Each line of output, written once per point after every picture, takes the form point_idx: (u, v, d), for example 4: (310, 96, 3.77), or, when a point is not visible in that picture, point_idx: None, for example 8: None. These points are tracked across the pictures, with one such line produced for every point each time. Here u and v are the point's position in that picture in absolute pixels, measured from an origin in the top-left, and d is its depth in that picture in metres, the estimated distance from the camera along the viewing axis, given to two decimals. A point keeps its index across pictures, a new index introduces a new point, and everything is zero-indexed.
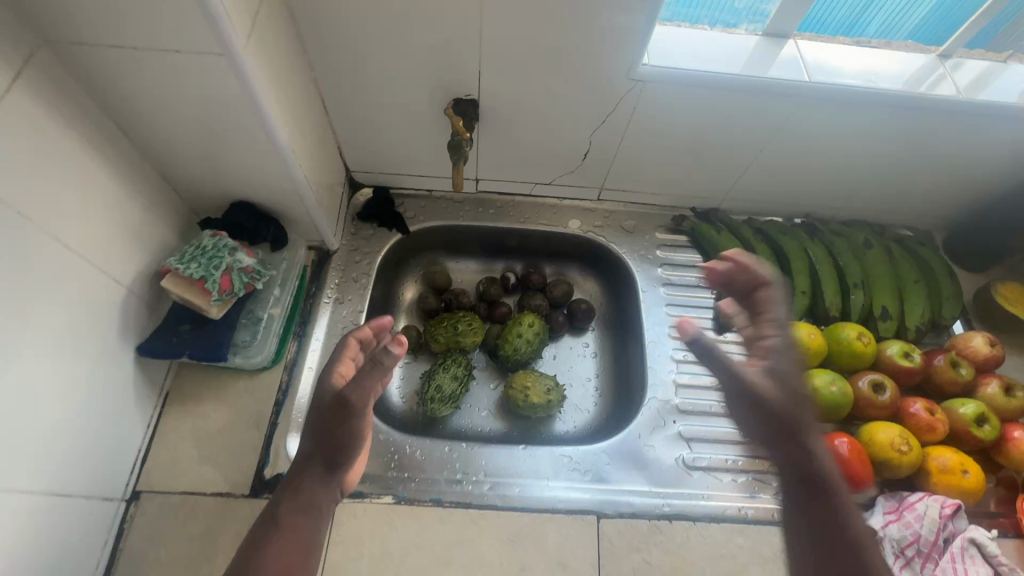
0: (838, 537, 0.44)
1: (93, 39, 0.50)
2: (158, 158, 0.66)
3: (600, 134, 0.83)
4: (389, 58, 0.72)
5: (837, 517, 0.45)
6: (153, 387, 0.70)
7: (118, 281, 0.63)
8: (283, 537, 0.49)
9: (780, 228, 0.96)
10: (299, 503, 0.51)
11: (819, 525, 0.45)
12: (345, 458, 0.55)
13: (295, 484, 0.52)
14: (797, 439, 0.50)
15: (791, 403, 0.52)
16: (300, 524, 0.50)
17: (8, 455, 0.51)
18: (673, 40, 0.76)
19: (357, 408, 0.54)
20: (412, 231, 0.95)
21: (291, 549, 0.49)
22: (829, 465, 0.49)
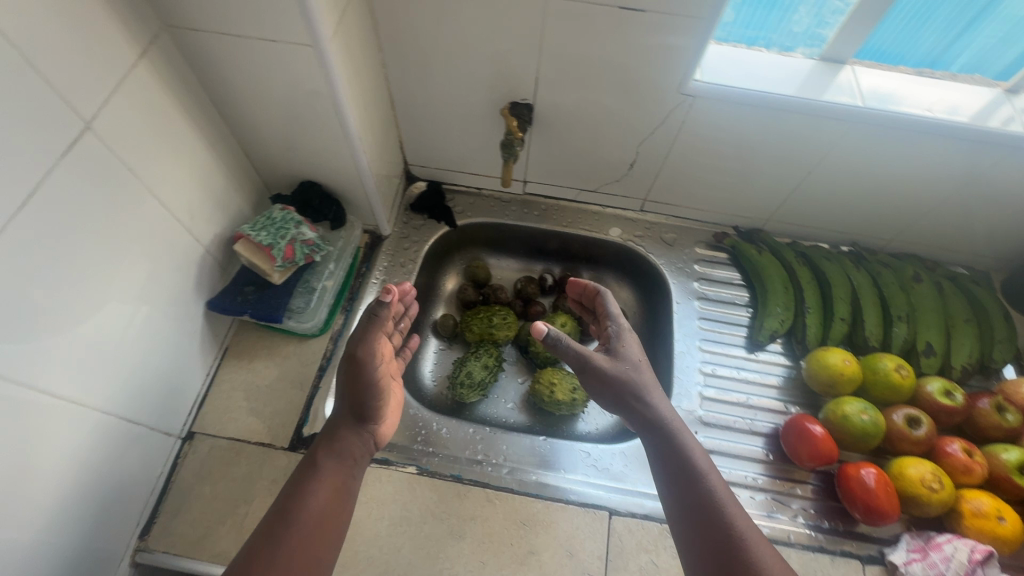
0: (685, 469, 0.57)
1: (205, 25, 0.58)
2: (243, 136, 0.74)
3: (648, 146, 0.86)
4: (455, 60, 0.78)
5: (679, 454, 0.58)
6: (215, 341, 0.77)
7: (198, 241, 0.70)
8: (323, 480, 0.59)
9: (823, 254, 0.95)
10: (335, 452, 0.61)
11: (669, 466, 0.58)
12: (368, 409, 0.63)
13: (331, 436, 0.62)
14: (638, 399, 0.60)
15: (628, 368, 0.62)
16: (336, 469, 0.60)
17: (94, 380, 0.58)
18: (728, 59, 0.78)
19: (368, 363, 0.61)
20: (459, 225, 1.01)
21: (329, 490, 0.58)
22: (665, 410, 0.60)
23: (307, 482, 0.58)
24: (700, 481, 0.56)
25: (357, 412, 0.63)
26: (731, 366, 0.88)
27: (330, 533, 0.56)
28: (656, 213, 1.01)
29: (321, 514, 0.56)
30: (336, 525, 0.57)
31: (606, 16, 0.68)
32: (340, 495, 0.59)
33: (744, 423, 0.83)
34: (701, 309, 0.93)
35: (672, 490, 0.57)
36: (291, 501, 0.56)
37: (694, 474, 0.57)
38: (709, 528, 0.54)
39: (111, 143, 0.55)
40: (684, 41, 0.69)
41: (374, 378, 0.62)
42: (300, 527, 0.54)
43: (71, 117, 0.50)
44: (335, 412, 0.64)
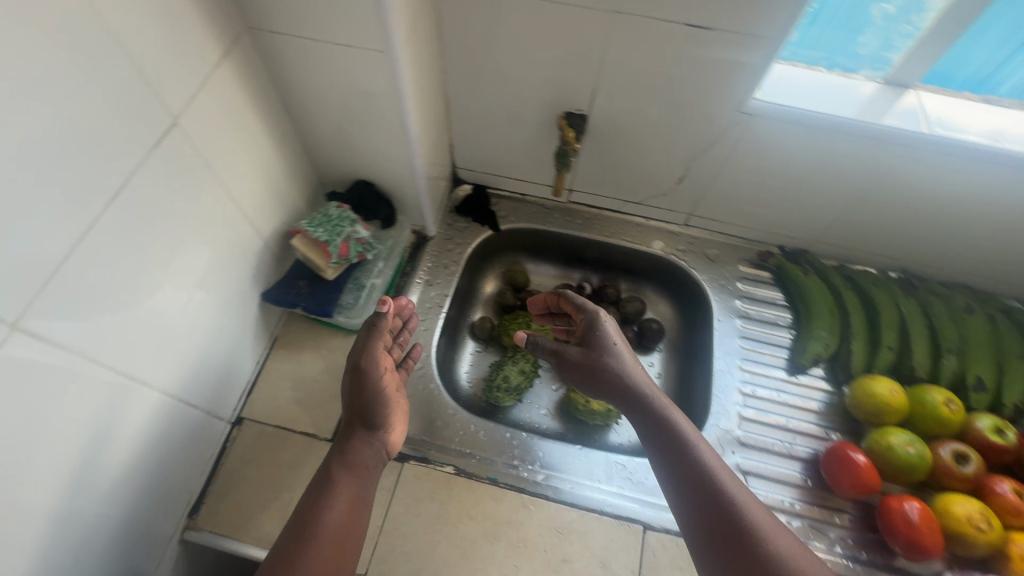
0: (669, 436, 0.61)
1: (285, 28, 0.60)
2: (305, 134, 0.76)
3: (699, 161, 0.85)
4: (514, 68, 0.79)
5: (662, 423, 0.62)
6: (265, 330, 0.80)
7: (259, 234, 0.73)
8: (339, 493, 0.60)
9: (872, 279, 0.93)
10: (349, 463, 0.63)
11: (654, 436, 0.62)
12: (377, 416, 0.66)
13: (343, 449, 0.64)
14: (614, 376, 0.66)
15: (601, 352, 0.68)
16: (351, 480, 0.62)
17: (158, 364, 0.61)
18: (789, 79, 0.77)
19: (371, 370, 0.66)
20: (502, 229, 1.02)
21: (346, 502, 0.60)
22: (640, 382, 0.65)
23: (324, 496, 0.60)
24: (692, 454, 0.59)
25: (366, 421, 0.66)
26: (771, 387, 0.87)
27: (350, 544, 0.59)
28: (701, 228, 1.00)
29: (341, 527, 0.59)
30: (355, 535, 0.60)
31: (671, 32, 0.68)
32: (357, 505, 0.61)
33: (782, 446, 0.81)
34: (742, 328, 0.92)
35: (662, 460, 0.61)
36: (309, 517, 0.58)
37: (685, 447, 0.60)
38: (706, 498, 0.56)
39: (192, 138, 0.57)
40: (748, 58, 0.68)
41: (379, 385, 0.66)
42: (321, 542, 0.57)
43: (161, 113, 0.52)
44: (344, 426, 0.67)
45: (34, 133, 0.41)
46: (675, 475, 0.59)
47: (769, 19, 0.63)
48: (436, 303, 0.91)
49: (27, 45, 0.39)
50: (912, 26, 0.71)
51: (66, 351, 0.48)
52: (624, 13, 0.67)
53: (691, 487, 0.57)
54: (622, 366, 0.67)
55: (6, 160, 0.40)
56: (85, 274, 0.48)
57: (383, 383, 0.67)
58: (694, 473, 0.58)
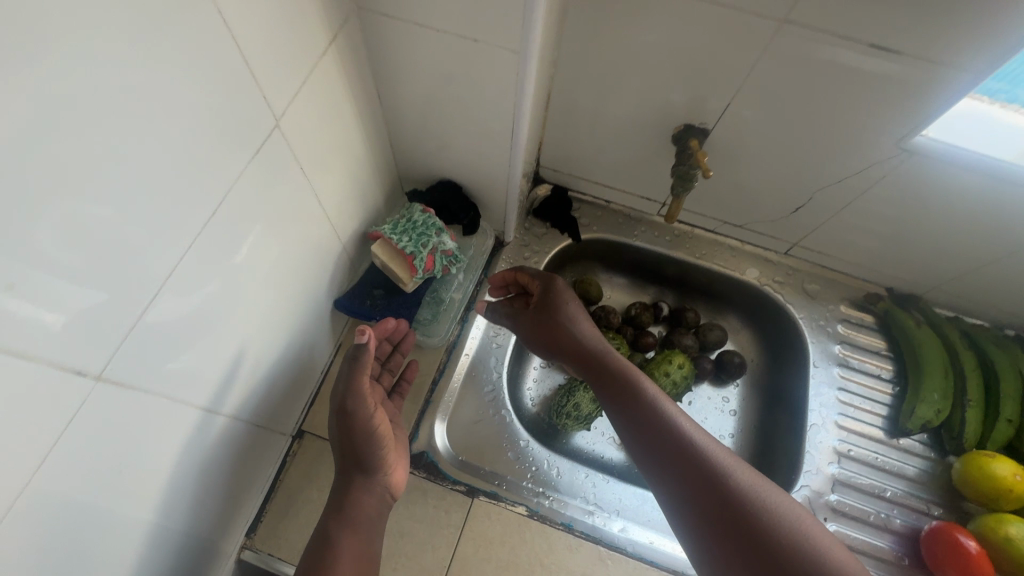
0: (628, 396, 0.60)
1: (403, 13, 0.51)
2: (395, 126, 0.68)
3: (828, 192, 0.76)
4: (637, 70, 0.69)
5: (621, 382, 0.62)
6: (332, 337, 0.74)
7: (338, 239, 0.66)
8: (343, 548, 0.56)
9: (991, 338, 0.84)
10: (348, 512, 0.58)
11: (615, 399, 0.61)
12: (371, 457, 0.59)
13: (338, 500, 0.59)
14: (570, 336, 0.67)
15: (552, 315, 0.68)
16: (353, 539, 0.57)
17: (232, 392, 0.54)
18: (959, 120, 0.64)
19: (359, 408, 0.59)
20: (582, 239, 0.93)
21: (353, 556, 0.56)
22: (596, 342, 0.66)
23: (328, 552, 0.55)
24: (660, 412, 0.57)
25: (359, 465, 0.59)
26: (868, 448, 0.80)
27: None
28: (802, 259, 0.91)
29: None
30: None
31: (843, 52, 0.58)
32: (366, 557, 0.57)
33: (878, 517, 0.75)
34: (841, 378, 0.84)
35: (625, 422, 0.59)
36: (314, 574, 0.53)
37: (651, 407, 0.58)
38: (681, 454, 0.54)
39: (290, 138, 0.49)
40: (928, 90, 0.58)
41: (370, 424, 0.59)
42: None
43: (265, 113, 0.45)
44: (338, 473, 0.61)
45: (140, 147, 0.34)
46: (643, 435, 0.57)
47: (972, 50, 0.53)
48: None
49: (143, 41, 0.31)
50: None
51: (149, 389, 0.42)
52: (794, 23, 0.57)
53: (661, 445, 0.55)
54: (584, 331, 0.67)
55: (107, 181, 0.33)
56: (173, 301, 0.42)
57: (375, 422, 0.60)
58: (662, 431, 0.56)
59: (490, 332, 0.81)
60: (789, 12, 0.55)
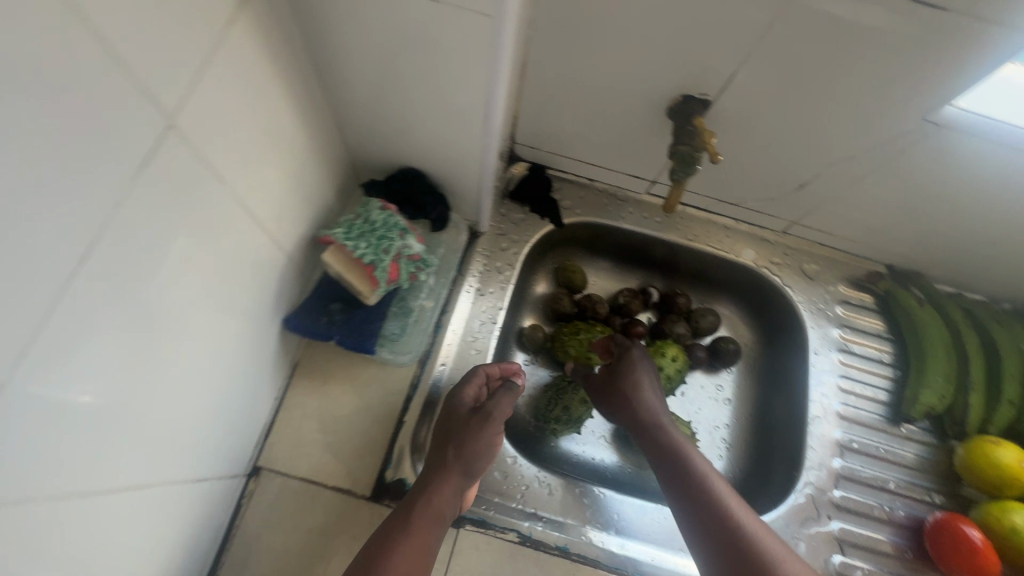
0: (676, 466, 0.60)
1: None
2: (342, 107, 0.56)
3: (837, 168, 0.69)
4: (627, 31, 0.59)
5: (671, 450, 0.61)
6: (286, 357, 0.64)
7: (282, 248, 0.55)
8: (406, 541, 0.52)
9: (992, 315, 0.81)
10: (428, 504, 0.54)
11: (663, 465, 0.61)
12: (479, 465, 0.58)
13: (426, 487, 0.56)
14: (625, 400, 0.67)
15: (616, 374, 0.69)
16: (428, 532, 0.53)
17: (161, 453, 0.44)
18: (996, 93, 0.57)
19: (494, 421, 0.60)
20: (565, 223, 0.84)
21: (412, 554, 0.51)
22: (653, 408, 0.66)
23: (394, 538, 0.52)
24: (698, 476, 0.58)
25: (465, 467, 0.57)
26: (870, 438, 0.76)
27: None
28: (800, 237, 0.85)
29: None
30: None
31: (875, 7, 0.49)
32: (426, 558, 0.53)
33: (881, 511, 0.72)
34: (841, 364, 0.80)
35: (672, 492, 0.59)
36: (375, 558, 0.51)
37: (689, 468, 0.59)
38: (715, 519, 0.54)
39: (203, 137, 0.38)
40: (967, 54, 0.51)
41: (493, 441, 0.59)
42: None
43: (157, 107, 0.33)
44: (434, 461, 0.58)
45: None
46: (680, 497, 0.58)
47: None
48: (488, 318, 0.75)
49: None
50: None
51: (44, 498, 0.32)
52: None
53: (697, 508, 0.56)
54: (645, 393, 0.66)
55: None
56: (54, 373, 0.31)
57: (498, 439, 0.60)
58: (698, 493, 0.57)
59: (467, 338, 0.73)
60: None
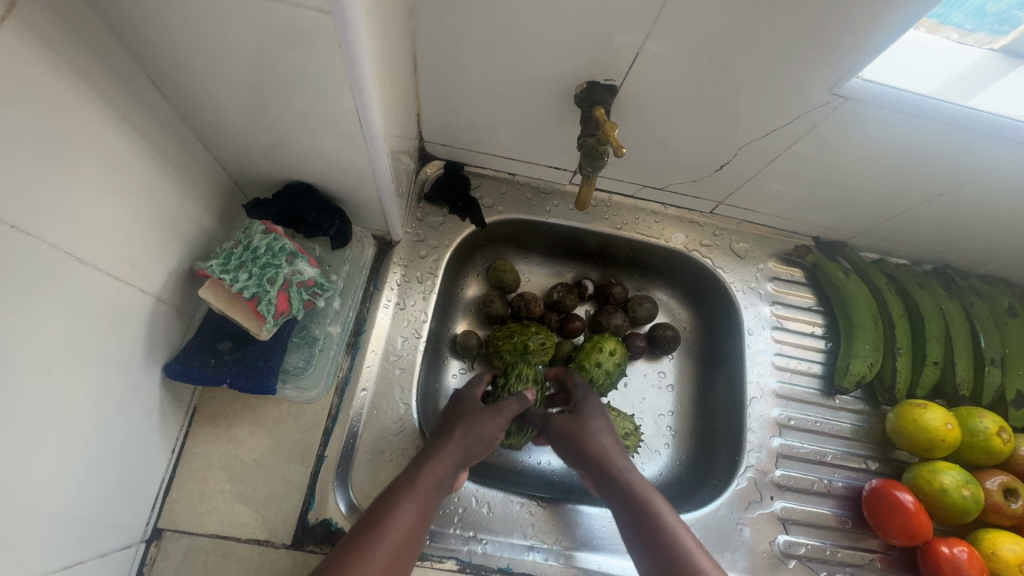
0: (635, 511, 0.56)
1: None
2: (201, 123, 0.49)
3: (753, 147, 0.67)
4: (517, 14, 0.54)
5: (626, 497, 0.58)
6: (180, 405, 0.57)
7: (147, 291, 0.48)
8: (410, 500, 0.52)
9: (914, 278, 0.82)
10: (431, 474, 0.54)
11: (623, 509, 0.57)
12: (479, 446, 0.59)
13: (429, 454, 0.56)
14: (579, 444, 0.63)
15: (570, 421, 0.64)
16: (428, 502, 0.53)
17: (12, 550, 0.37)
18: (892, 61, 0.57)
19: (502, 414, 0.60)
20: (487, 223, 0.79)
21: (415, 513, 0.51)
22: (612, 455, 0.61)
23: (396, 497, 0.52)
24: (649, 510, 0.56)
25: (468, 448, 0.57)
26: (807, 413, 0.77)
27: (410, 557, 0.50)
28: (727, 216, 0.84)
29: (404, 537, 0.50)
30: (414, 551, 0.51)
31: None
32: (423, 521, 0.52)
33: (822, 484, 0.73)
34: (775, 342, 0.80)
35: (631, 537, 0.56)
36: (380, 514, 0.50)
37: (647, 517, 0.55)
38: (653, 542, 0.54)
39: None
40: (862, 25, 0.49)
41: (496, 432, 0.60)
42: (385, 546, 0.48)
43: None
44: (436, 435, 0.59)
45: None
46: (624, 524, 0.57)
47: None
48: (411, 333, 0.70)
49: None
50: None
51: None
52: None
53: (639, 536, 0.55)
54: (593, 434, 0.63)
55: None
56: None
57: (498, 432, 0.60)
58: (638, 518, 0.56)
59: (389, 357, 0.68)
60: None
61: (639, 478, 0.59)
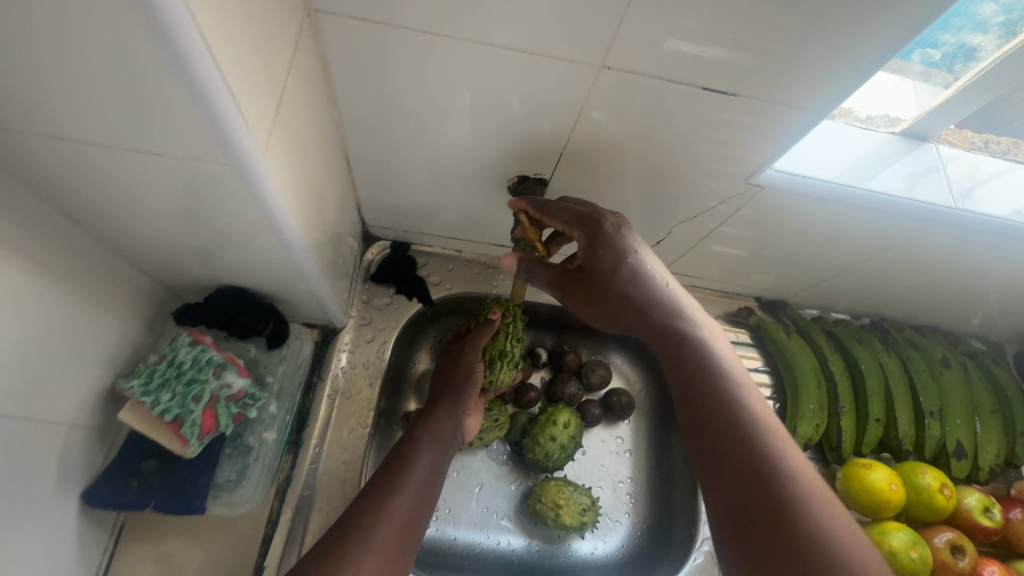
0: (714, 400, 0.45)
1: (71, 116, 0.34)
2: (125, 243, 0.49)
3: (683, 224, 0.71)
4: (442, 116, 0.57)
5: (713, 381, 0.45)
6: (105, 527, 0.54)
7: (62, 416, 0.46)
8: (418, 460, 0.59)
9: (852, 334, 0.85)
10: (428, 434, 0.62)
11: (707, 417, 0.44)
12: (466, 394, 0.67)
13: (427, 420, 0.64)
14: (671, 320, 0.49)
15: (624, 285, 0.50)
16: (430, 454, 0.60)
17: None
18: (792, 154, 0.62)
19: (467, 350, 0.69)
20: (435, 300, 0.79)
21: (425, 469, 0.58)
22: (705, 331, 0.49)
23: (408, 460, 0.59)
24: (737, 403, 0.44)
25: (453, 394, 0.66)
26: None
27: (424, 510, 0.56)
28: None
29: (417, 491, 0.56)
30: (428, 504, 0.57)
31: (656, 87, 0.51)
32: (433, 479, 0.59)
33: None
34: None
35: (704, 453, 0.44)
36: (392, 474, 0.56)
37: (729, 395, 0.45)
38: (736, 464, 0.42)
39: None
40: (764, 121, 0.54)
41: (472, 366, 0.67)
42: (402, 501, 0.54)
43: None
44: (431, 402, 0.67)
45: None
46: (703, 439, 0.44)
47: (784, 77, 0.49)
48: (359, 423, 0.68)
49: None
50: (952, 75, 0.55)
51: None
52: (612, 68, 0.50)
53: (718, 455, 0.43)
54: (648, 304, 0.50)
55: None
56: None
57: (477, 367, 0.68)
58: (711, 424, 0.44)
59: (336, 450, 0.66)
60: (604, 58, 0.49)
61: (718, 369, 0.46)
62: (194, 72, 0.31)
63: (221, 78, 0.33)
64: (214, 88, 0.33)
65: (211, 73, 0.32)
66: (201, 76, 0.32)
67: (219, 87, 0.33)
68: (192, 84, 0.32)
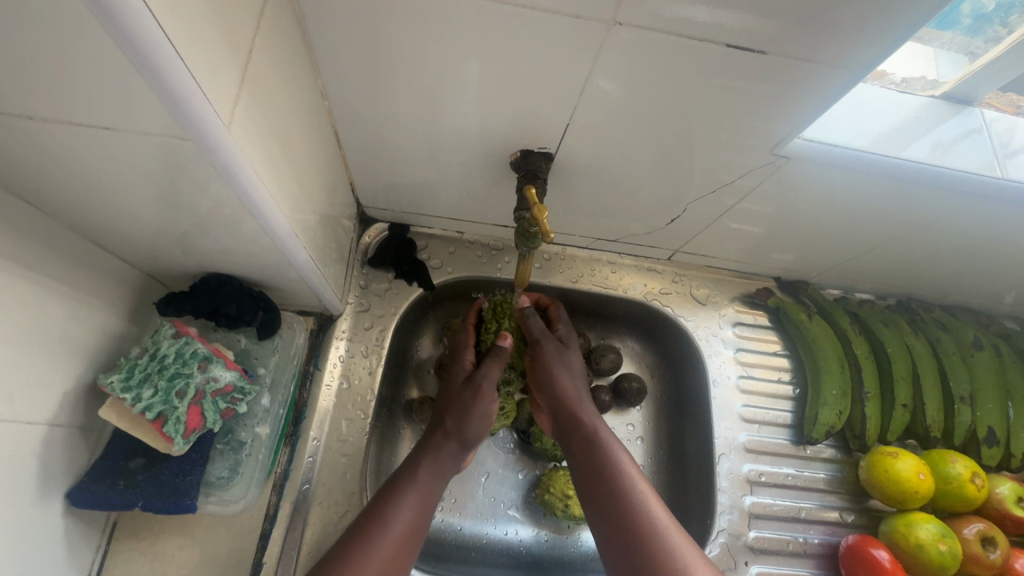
0: (604, 462, 0.53)
1: (6, 90, 0.30)
2: (97, 231, 0.46)
3: (699, 202, 0.66)
4: (436, 86, 0.52)
5: (603, 448, 0.54)
6: (96, 525, 0.52)
7: (34, 416, 0.43)
8: (410, 494, 0.51)
9: (879, 315, 0.80)
10: (431, 468, 0.54)
11: (598, 478, 0.52)
12: (474, 435, 0.60)
13: (430, 453, 0.56)
14: (577, 428, 0.58)
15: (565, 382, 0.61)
16: (426, 479, 0.53)
17: None
18: (821, 122, 0.57)
19: (485, 391, 0.61)
20: (436, 285, 0.75)
21: (417, 505, 0.50)
22: (588, 402, 0.60)
23: (397, 492, 0.51)
24: (617, 468, 0.52)
25: (463, 435, 0.58)
26: (778, 467, 0.75)
27: (409, 552, 0.48)
28: (686, 262, 0.82)
29: (406, 534, 0.48)
30: (416, 547, 0.49)
31: (673, 49, 0.46)
32: (423, 513, 0.51)
33: (797, 543, 0.72)
34: (743, 392, 0.78)
35: (599, 509, 0.50)
36: (377, 510, 0.49)
37: (613, 459, 0.53)
38: (622, 524, 0.47)
39: None
40: (794, 87, 0.49)
41: (487, 410, 0.60)
42: (389, 531, 0.47)
43: None
44: (433, 431, 0.58)
45: None
46: (580, 464, 0.55)
47: (819, 34, 0.43)
48: (358, 414, 0.65)
49: None
50: (1005, 29, 0.49)
51: None
52: (624, 25, 0.44)
53: (599, 495, 0.51)
54: (564, 381, 0.61)
55: None
56: None
57: (491, 408, 0.61)
58: (598, 469, 0.52)
59: (334, 443, 0.63)
60: (615, 14, 0.43)
61: (600, 426, 0.57)
62: (136, 38, 0.27)
63: (168, 43, 0.29)
64: (163, 57, 0.29)
65: (160, 37, 0.28)
66: (146, 43, 0.28)
67: (167, 53, 0.29)
68: (136, 53, 0.28)
